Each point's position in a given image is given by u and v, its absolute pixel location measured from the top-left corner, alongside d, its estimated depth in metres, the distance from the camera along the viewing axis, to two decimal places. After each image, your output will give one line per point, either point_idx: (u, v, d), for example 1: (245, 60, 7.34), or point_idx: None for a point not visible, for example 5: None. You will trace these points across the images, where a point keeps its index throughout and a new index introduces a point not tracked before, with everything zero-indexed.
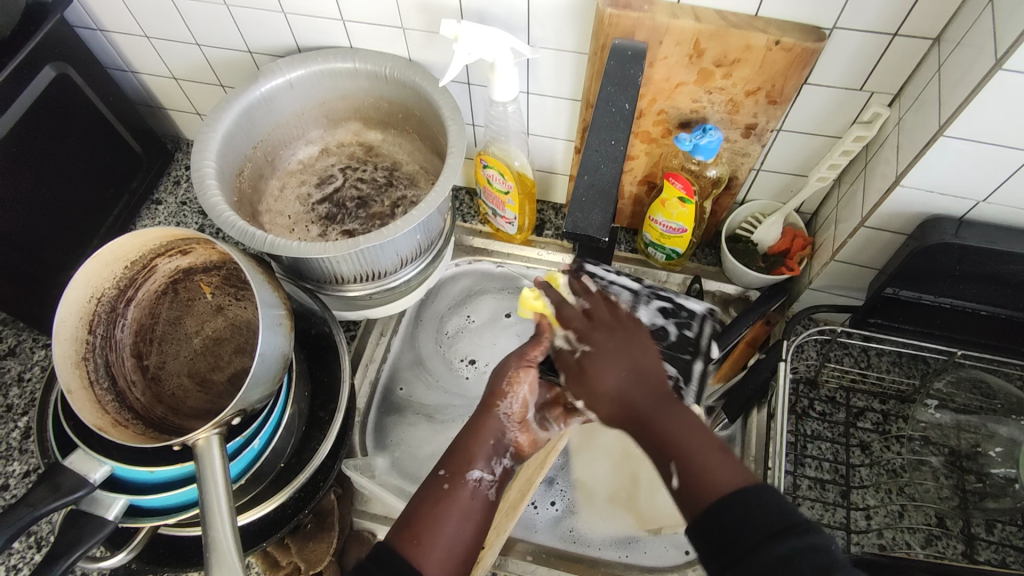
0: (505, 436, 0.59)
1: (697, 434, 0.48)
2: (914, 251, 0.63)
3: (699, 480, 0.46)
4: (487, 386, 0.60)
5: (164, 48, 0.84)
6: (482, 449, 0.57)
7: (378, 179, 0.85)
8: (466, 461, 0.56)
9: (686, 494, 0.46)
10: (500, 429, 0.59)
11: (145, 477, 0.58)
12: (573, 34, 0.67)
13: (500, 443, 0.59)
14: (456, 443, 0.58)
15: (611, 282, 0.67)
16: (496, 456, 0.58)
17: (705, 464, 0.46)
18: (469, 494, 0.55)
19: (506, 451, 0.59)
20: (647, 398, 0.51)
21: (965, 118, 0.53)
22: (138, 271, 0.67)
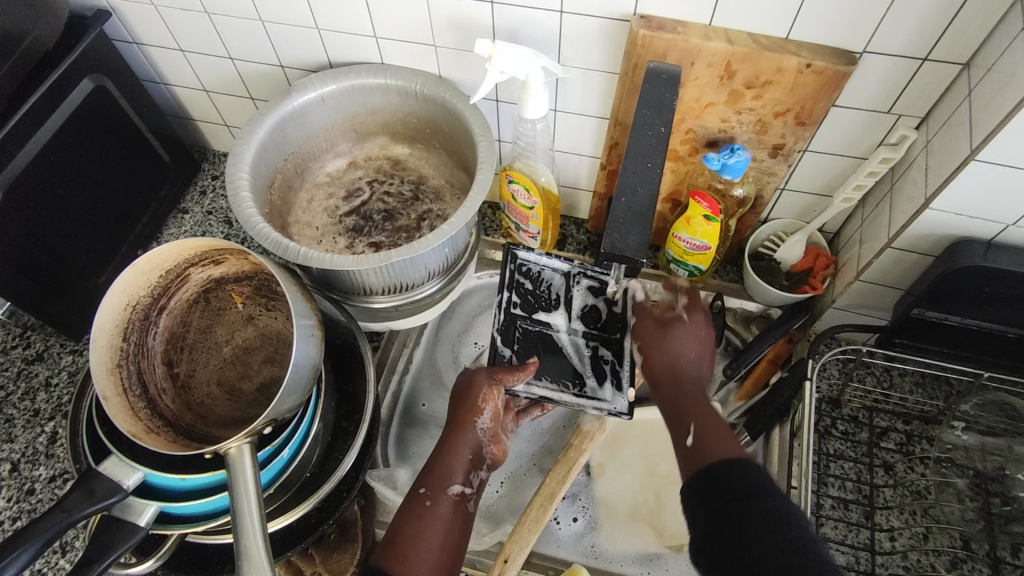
0: (481, 449, 0.63)
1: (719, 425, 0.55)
2: (943, 273, 0.63)
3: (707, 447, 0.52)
4: (458, 403, 0.63)
5: (197, 61, 0.86)
6: (459, 463, 0.60)
7: (404, 193, 0.86)
8: (444, 476, 0.59)
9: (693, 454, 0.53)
10: (475, 442, 0.62)
11: (177, 483, 0.59)
12: (604, 54, 0.68)
13: (476, 456, 0.62)
14: (433, 459, 0.61)
15: (542, 267, 0.73)
16: (473, 469, 0.61)
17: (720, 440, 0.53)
18: (450, 507, 0.58)
19: (482, 463, 0.62)
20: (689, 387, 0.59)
21: (997, 143, 0.53)
22: (172, 280, 0.67)
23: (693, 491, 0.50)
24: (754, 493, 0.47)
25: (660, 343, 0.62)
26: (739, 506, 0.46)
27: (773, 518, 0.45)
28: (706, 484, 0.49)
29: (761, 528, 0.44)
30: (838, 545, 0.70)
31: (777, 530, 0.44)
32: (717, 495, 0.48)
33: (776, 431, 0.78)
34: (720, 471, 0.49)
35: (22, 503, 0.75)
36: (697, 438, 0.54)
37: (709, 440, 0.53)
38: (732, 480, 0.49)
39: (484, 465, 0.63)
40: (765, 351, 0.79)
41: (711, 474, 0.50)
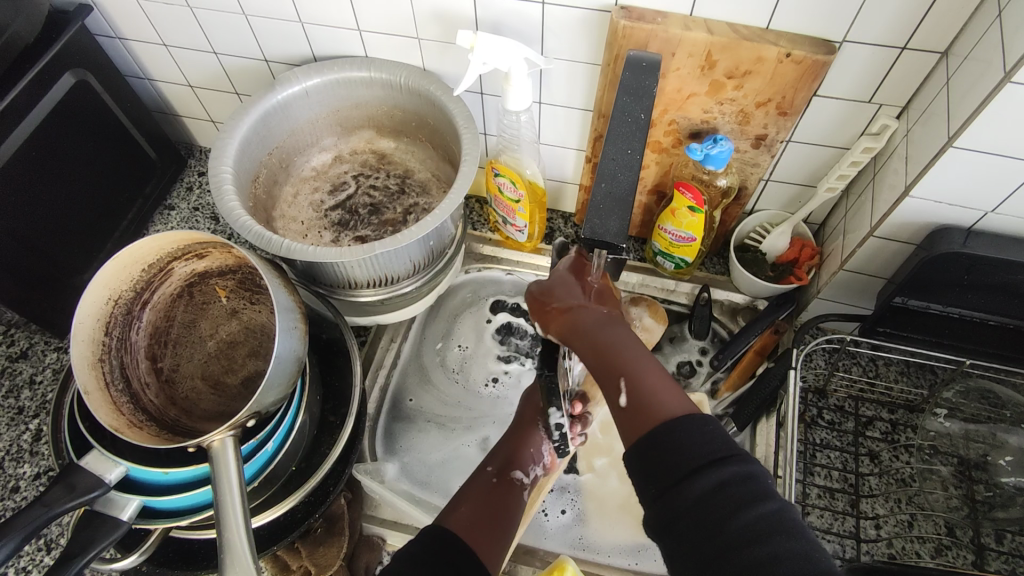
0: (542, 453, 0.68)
1: (654, 374, 0.47)
2: (923, 260, 0.64)
3: (646, 403, 0.45)
4: (522, 409, 0.69)
5: (181, 56, 0.85)
6: (526, 454, 0.66)
7: (390, 187, 0.85)
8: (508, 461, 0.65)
9: (632, 414, 0.45)
10: (539, 443, 0.67)
11: (159, 478, 0.58)
12: (586, 46, 0.68)
13: (537, 457, 0.68)
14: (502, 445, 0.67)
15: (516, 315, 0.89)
16: (531, 468, 0.67)
17: (656, 394, 0.45)
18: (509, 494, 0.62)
19: (540, 465, 0.68)
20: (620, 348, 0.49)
21: (974, 130, 0.54)
22: (155, 274, 0.67)
23: (642, 464, 0.43)
24: (707, 462, 0.40)
25: (565, 311, 0.54)
26: (693, 483, 0.40)
27: (738, 493, 0.39)
28: (652, 458, 0.42)
29: (721, 511, 0.39)
30: (824, 533, 0.71)
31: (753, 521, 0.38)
32: (667, 466, 0.41)
33: (763, 422, 0.78)
34: (661, 432, 0.42)
35: (6, 501, 0.75)
36: (631, 394, 0.45)
37: (650, 394, 0.45)
38: (678, 442, 0.42)
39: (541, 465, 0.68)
40: (752, 342, 0.80)
41: (652, 442, 0.43)
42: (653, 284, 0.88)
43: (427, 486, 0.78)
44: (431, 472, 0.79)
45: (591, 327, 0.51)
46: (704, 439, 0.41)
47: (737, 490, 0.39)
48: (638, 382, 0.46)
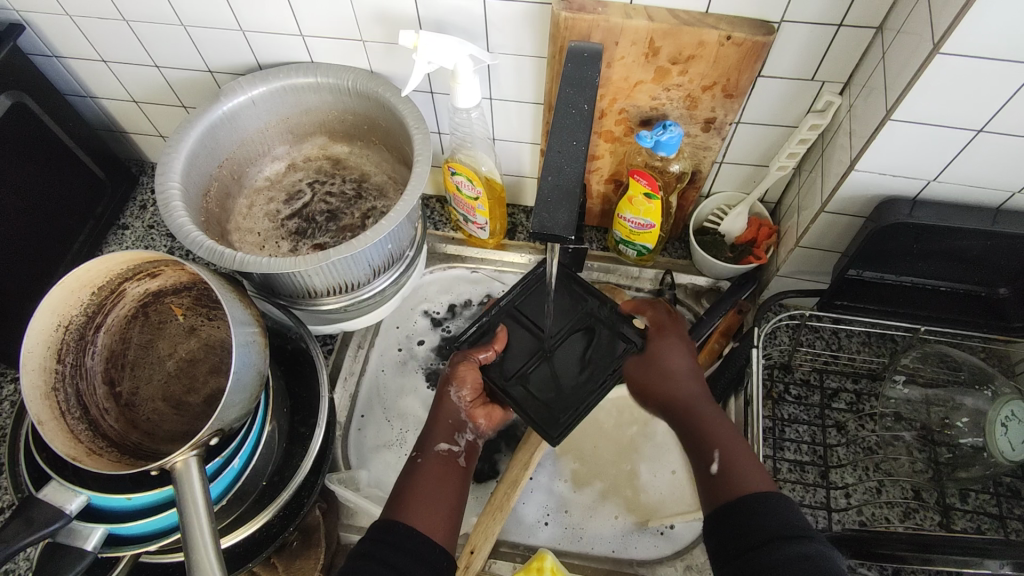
0: (461, 416, 0.67)
1: (732, 439, 0.58)
2: (872, 232, 0.65)
3: (726, 477, 0.55)
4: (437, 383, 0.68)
5: (122, 71, 0.83)
6: (444, 427, 0.65)
7: (347, 192, 0.84)
8: (431, 439, 0.64)
9: (720, 480, 0.55)
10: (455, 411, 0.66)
11: (123, 504, 0.57)
12: (531, 39, 0.68)
13: (458, 421, 0.66)
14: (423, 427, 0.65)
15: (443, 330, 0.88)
16: (457, 432, 0.65)
17: (743, 469, 0.55)
18: (440, 462, 0.62)
19: (465, 426, 0.66)
20: (701, 402, 0.62)
21: (909, 102, 0.54)
22: (106, 296, 0.65)
23: (716, 525, 0.52)
24: (781, 536, 0.47)
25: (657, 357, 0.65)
26: (767, 550, 0.47)
27: (801, 572, 0.45)
28: (728, 520, 0.51)
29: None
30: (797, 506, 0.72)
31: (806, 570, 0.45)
32: (749, 528, 0.49)
33: (732, 401, 0.79)
34: (753, 502, 0.51)
35: None
36: (722, 463, 0.56)
37: (731, 468, 0.55)
38: (763, 517, 0.49)
39: (469, 428, 0.66)
40: (717, 324, 0.79)
41: (729, 510, 0.51)
42: (616, 273, 0.88)
43: None
44: None
45: (677, 383, 0.63)
46: (775, 522, 0.49)
47: (803, 565, 0.45)
48: (728, 457, 0.56)
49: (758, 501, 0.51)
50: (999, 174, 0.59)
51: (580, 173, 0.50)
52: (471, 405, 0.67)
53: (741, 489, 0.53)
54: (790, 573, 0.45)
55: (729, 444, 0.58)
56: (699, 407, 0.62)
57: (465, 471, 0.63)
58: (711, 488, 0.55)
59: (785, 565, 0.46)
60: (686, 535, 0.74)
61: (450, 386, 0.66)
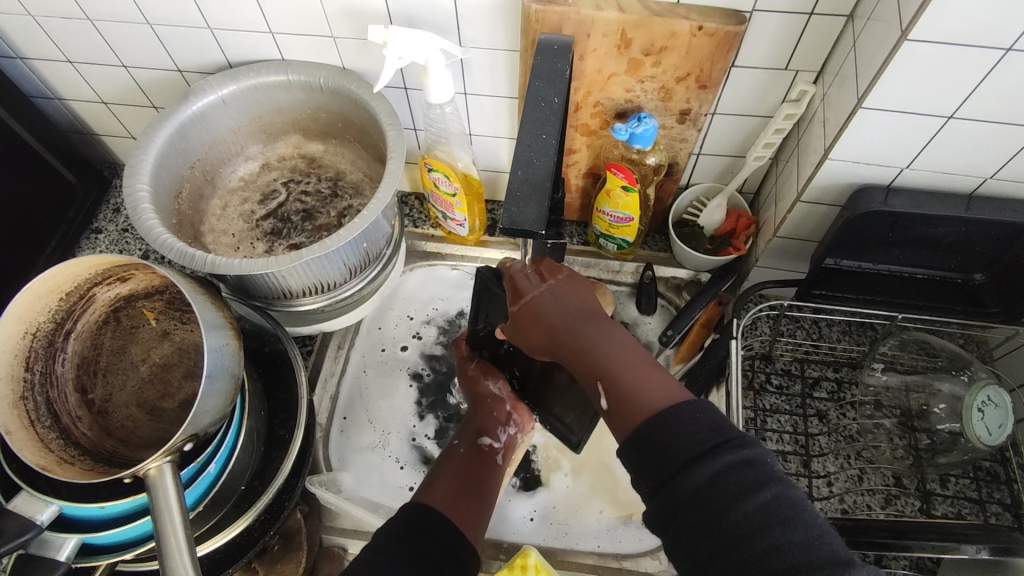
0: (506, 410, 0.69)
1: (629, 354, 0.50)
2: (847, 220, 0.65)
3: (628, 398, 0.46)
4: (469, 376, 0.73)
5: (89, 72, 0.81)
6: (489, 420, 0.67)
7: (323, 191, 0.84)
8: (473, 433, 0.66)
9: (618, 411, 0.47)
10: (496, 402, 0.69)
11: (96, 513, 0.57)
12: (503, 32, 0.67)
13: (505, 416, 0.68)
14: (466, 419, 0.68)
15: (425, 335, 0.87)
16: (502, 427, 0.68)
17: (639, 382, 0.47)
18: (483, 457, 0.64)
19: (511, 423, 0.68)
20: (581, 321, 0.53)
21: (880, 89, 0.54)
22: (75, 302, 0.64)
23: (634, 453, 0.44)
24: (701, 451, 0.42)
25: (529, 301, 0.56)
26: (690, 475, 0.41)
27: (736, 483, 0.40)
28: (647, 443, 0.44)
29: (726, 501, 0.40)
30: None
31: (757, 511, 0.39)
32: (667, 449, 0.43)
33: (714, 393, 0.79)
34: (654, 424, 0.44)
35: None
36: (618, 387, 0.47)
37: (633, 385, 0.47)
38: (681, 428, 0.43)
39: (513, 424, 0.69)
40: (698, 316, 0.80)
41: (643, 432, 0.44)
42: (597, 267, 0.88)
43: (385, 491, 0.77)
44: (388, 475, 0.78)
45: (556, 309, 0.54)
46: (707, 424, 0.43)
47: (736, 476, 0.40)
48: (618, 382, 0.47)
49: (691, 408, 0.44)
50: (970, 160, 0.59)
51: (551, 167, 0.49)
52: (514, 398, 0.70)
53: (649, 409, 0.45)
54: (714, 497, 0.40)
55: (620, 373, 0.48)
56: (586, 322, 0.53)
57: (499, 467, 0.65)
58: (621, 411, 0.46)
59: (714, 481, 0.41)
60: None
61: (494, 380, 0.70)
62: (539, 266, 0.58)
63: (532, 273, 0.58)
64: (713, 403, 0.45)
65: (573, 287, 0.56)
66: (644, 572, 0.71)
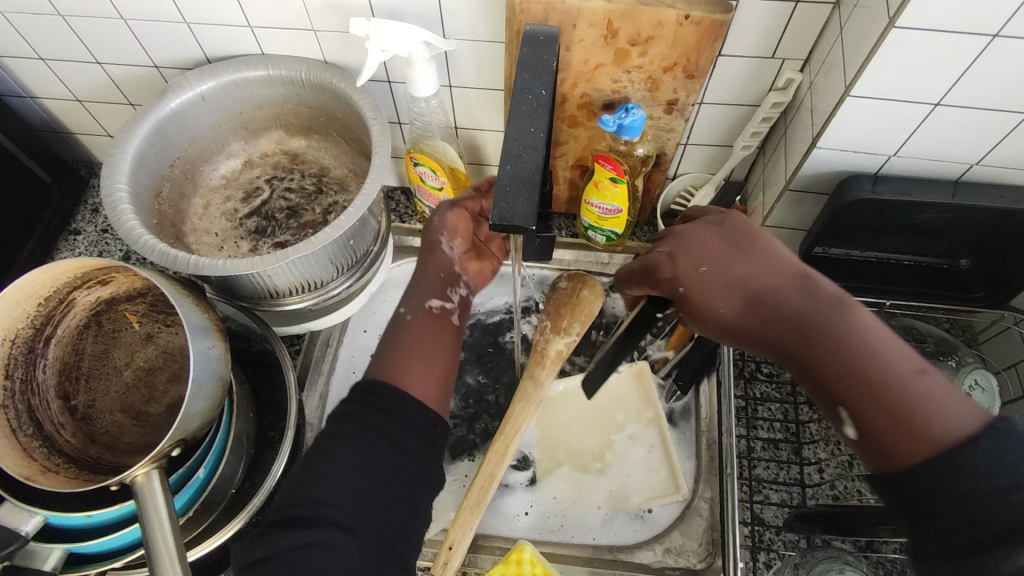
0: (455, 269, 0.63)
1: (876, 349, 0.43)
2: (835, 209, 0.65)
3: (886, 422, 0.42)
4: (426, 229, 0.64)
5: (62, 69, 0.79)
6: (434, 282, 0.61)
7: (307, 188, 0.82)
8: (422, 293, 0.60)
9: (871, 438, 0.42)
10: (448, 263, 0.63)
11: (84, 521, 0.55)
12: (487, 24, 0.66)
13: (450, 274, 0.62)
14: (413, 284, 0.62)
15: None
16: (450, 286, 0.62)
17: (912, 397, 0.41)
18: (434, 320, 0.58)
19: (458, 281, 0.63)
20: (805, 305, 0.47)
21: (868, 77, 0.54)
22: (55, 306, 0.63)
23: (892, 488, 0.41)
24: (1000, 490, 0.37)
25: (699, 284, 0.50)
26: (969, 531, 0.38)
27: None
28: (919, 483, 0.40)
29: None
30: (771, 484, 0.73)
31: None
32: (944, 493, 0.39)
33: (705, 383, 0.79)
34: (933, 459, 0.39)
35: None
36: (868, 403, 0.42)
37: (894, 404, 0.42)
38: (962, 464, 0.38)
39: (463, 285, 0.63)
40: None
41: (923, 471, 0.40)
42: (587, 259, 0.88)
43: None
44: None
45: (767, 293, 0.48)
46: (996, 456, 0.38)
47: None
48: (881, 397, 0.42)
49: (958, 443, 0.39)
50: (956, 147, 0.59)
51: (540, 160, 0.49)
52: (465, 259, 0.64)
53: (926, 439, 0.40)
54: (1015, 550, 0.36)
55: (862, 382, 0.43)
56: (805, 309, 0.46)
57: (455, 326, 0.59)
58: (885, 436, 0.42)
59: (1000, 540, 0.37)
60: (664, 516, 0.74)
61: (443, 237, 0.63)
62: (709, 243, 0.52)
63: (715, 249, 0.51)
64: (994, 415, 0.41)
65: (757, 259, 0.50)
66: (639, 563, 0.71)
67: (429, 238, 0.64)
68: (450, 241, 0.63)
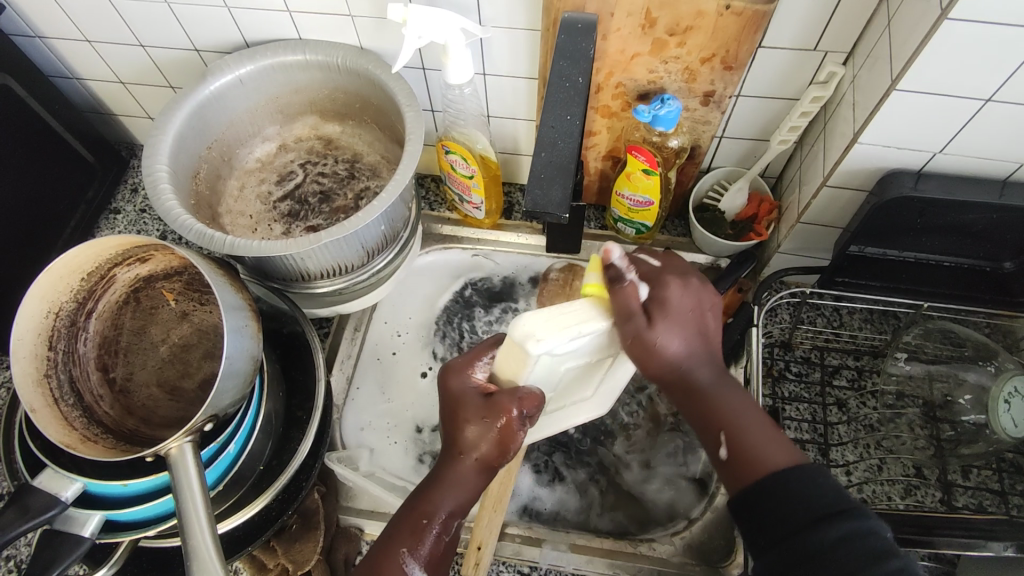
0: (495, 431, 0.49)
1: (755, 418, 0.47)
2: (874, 206, 0.63)
3: (749, 456, 0.45)
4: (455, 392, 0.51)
5: (108, 52, 0.81)
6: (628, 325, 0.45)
7: (340, 173, 0.83)
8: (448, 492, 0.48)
9: (733, 467, 0.46)
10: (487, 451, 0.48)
11: (120, 490, 0.57)
12: (524, 11, 0.66)
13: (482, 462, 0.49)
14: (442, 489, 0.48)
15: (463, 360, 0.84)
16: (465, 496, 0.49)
17: (762, 440, 0.46)
18: None
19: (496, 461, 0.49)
20: (705, 376, 0.48)
21: (914, 71, 0.53)
22: (97, 282, 0.64)
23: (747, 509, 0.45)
24: (824, 515, 0.42)
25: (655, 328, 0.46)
26: (813, 536, 0.42)
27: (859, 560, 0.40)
28: (760, 506, 0.44)
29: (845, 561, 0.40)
30: None
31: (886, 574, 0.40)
32: (791, 507, 0.43)
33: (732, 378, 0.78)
34: (775, 484, 0.44)
35: None
36: (733, 449, 0.46)
37: (743, 460, 0.46)
38: (803, 488, 0.43)
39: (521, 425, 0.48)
40: None
41: (761, 496, 0.44)
42: (616, 250, 0.87)
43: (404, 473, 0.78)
44: (401, 458, 0.79)
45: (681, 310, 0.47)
46: (822, 494, 0.43)
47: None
48: (747, 444, 0.46)
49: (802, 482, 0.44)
50: (1005, 145, 0.57)
51: (575, 149, 0.48)
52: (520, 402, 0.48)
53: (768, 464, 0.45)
54: None
55: (717, 416, 0.47)
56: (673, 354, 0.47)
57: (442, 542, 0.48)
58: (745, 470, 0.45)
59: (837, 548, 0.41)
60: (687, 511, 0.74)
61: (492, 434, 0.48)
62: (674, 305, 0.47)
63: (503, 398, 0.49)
64: (828, 472, 0.45)
65: (736, 418, 0.47)
66: (658, 557, 0.71)
67: (452, 375, 0.52)
68: (478, 372, 0.52)
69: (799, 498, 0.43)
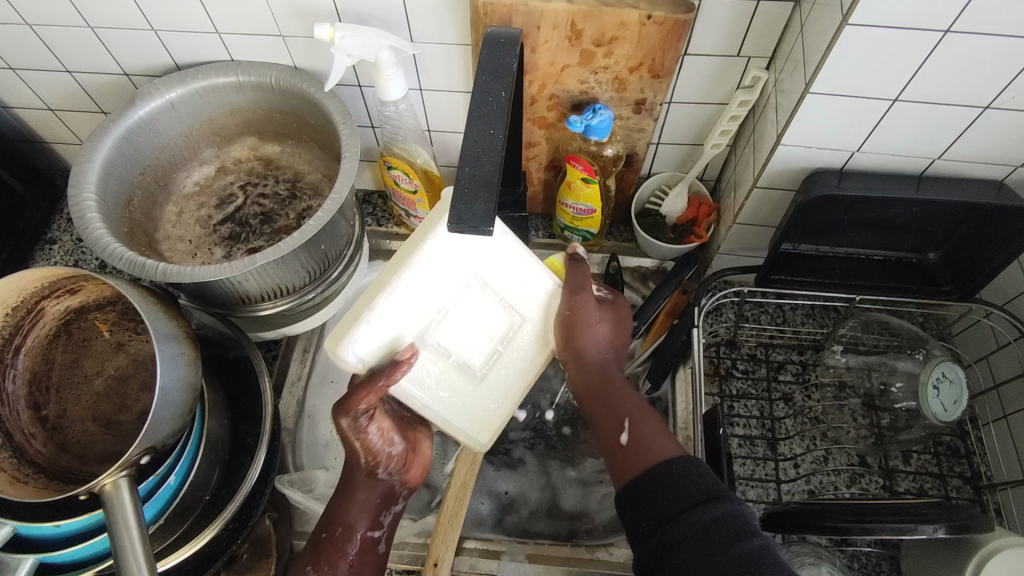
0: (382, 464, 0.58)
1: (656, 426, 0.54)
2: (801, 206, 0.65)
3: (641, 447, 0.53)
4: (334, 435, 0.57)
5: (33, 79, 0.79)
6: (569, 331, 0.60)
7: (281, 193, 0.82)
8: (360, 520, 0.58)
9: (628, 452, 0.53)
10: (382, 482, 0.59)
11: (52, 531, 0.56)
12: (453, 27, 0.66)
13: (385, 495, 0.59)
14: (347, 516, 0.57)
15: None
16: (385, 508, 0.59)
17: (654, 433, 0.53)
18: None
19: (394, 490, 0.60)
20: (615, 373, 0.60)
21: (825, 74, 0.55)
22: (23, 317, 0.63)
23: (634, 493, 0.50)
24: (701, 499, 0.47)
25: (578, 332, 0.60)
26: (681, 522, 0.46)
27: (726, 532, 0.45)
28: (642, 492, 0.49)
29: (721, 541, 0.44)
30: (747, 480, 0.73)
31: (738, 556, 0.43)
32: (662, 493, 0.48)
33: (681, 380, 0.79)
34: (656, 470, 0.50)
35: None
36: (632, 434, 0.54)
37: (640, 438, 0.53)
38: (683, 480, 0.48)
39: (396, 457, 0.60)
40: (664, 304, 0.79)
41: (645, 480, 0.50)
42: None
43: None
44: None
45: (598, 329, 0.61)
46: (692, 483, 0.48)
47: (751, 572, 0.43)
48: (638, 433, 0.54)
49: (679, 467, 0.49)
50: (916, 141, 0.60)
51: (499, 162, 0.49)
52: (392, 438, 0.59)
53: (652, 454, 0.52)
54: None
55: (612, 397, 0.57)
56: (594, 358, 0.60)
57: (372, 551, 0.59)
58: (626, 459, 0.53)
59: (702, 529, 0.45)
60: None
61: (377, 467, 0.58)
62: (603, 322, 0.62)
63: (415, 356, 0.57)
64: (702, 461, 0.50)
65: (636, 414, 0.56)
66: (616, 561, 0.71)
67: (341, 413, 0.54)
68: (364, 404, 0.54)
69: (669, 483, 0.49)
